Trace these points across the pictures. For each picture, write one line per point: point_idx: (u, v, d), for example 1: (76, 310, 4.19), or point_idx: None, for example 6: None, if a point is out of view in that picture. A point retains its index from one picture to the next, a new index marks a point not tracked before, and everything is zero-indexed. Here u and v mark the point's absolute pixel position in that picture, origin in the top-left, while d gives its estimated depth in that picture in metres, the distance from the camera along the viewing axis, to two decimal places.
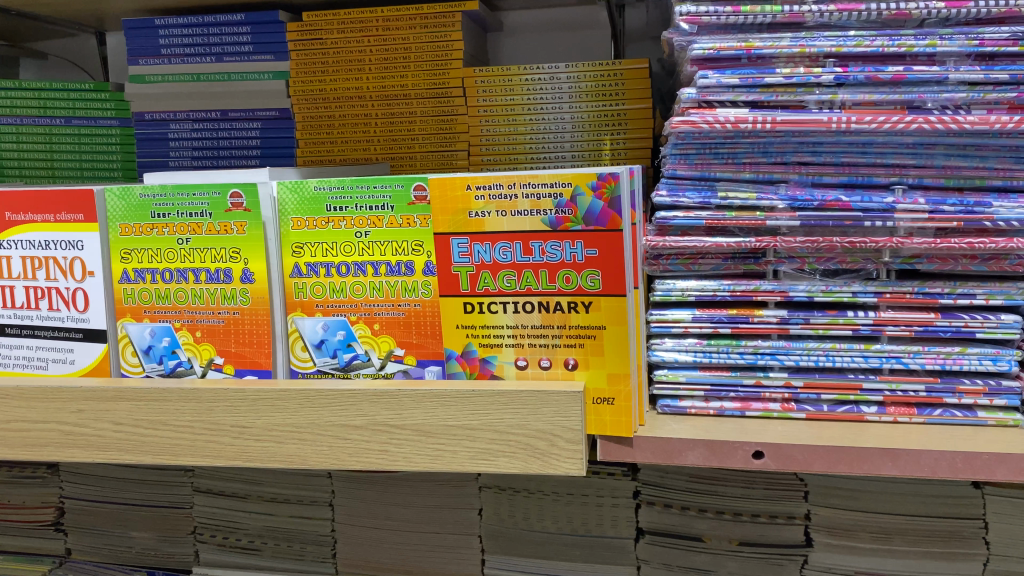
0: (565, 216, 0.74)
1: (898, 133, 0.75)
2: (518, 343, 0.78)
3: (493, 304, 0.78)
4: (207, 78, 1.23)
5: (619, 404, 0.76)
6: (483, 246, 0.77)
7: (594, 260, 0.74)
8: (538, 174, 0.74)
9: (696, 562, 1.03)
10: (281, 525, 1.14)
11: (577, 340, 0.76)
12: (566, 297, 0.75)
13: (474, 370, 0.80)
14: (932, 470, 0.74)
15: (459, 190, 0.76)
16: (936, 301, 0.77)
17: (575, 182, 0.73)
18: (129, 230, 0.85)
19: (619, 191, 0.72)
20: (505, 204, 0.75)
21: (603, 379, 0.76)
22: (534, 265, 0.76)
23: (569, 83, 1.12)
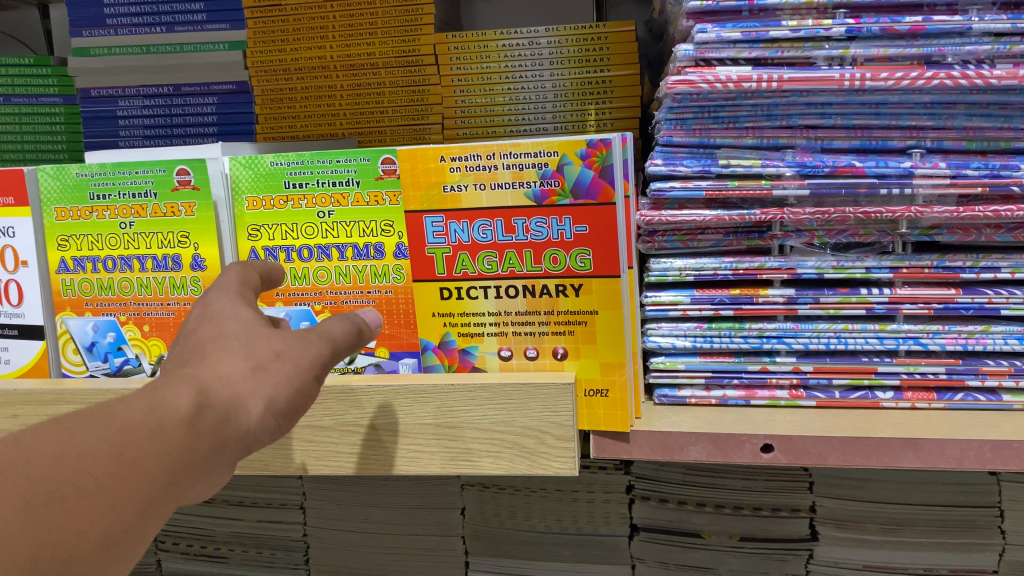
0: (552, 189, 0.66)
1: (916, 91, 0.67)
2: (501, 331, 0.71)
3: (472, 289, 0.70)
4: (157, 50, 1.14)
5: (614, 397, 0.69)
6: (459, 225, 0.69)
7: (584, 238, 0.66)
8: (521, 142, 0.66)
9: (695, 559, 0.97)
10: (248, 530, 1.07)
11: (565, 328, 0.69)
12: (553, 280, 0.68)
13: (453, 363, 0.72)
14: (958, 462, 0.66)
15: (433, 162, 0.68)
16: (957, 276, 0.70)
17: (563, 150, 0.65)
18: (65, 214, 0.76)
19: (611, 160, 0.64)
20: (484, 176, 0.67)
21: (596, 370, 0.69)
22: (518, 245, 0.68)
23: (549, 49, 1.03)
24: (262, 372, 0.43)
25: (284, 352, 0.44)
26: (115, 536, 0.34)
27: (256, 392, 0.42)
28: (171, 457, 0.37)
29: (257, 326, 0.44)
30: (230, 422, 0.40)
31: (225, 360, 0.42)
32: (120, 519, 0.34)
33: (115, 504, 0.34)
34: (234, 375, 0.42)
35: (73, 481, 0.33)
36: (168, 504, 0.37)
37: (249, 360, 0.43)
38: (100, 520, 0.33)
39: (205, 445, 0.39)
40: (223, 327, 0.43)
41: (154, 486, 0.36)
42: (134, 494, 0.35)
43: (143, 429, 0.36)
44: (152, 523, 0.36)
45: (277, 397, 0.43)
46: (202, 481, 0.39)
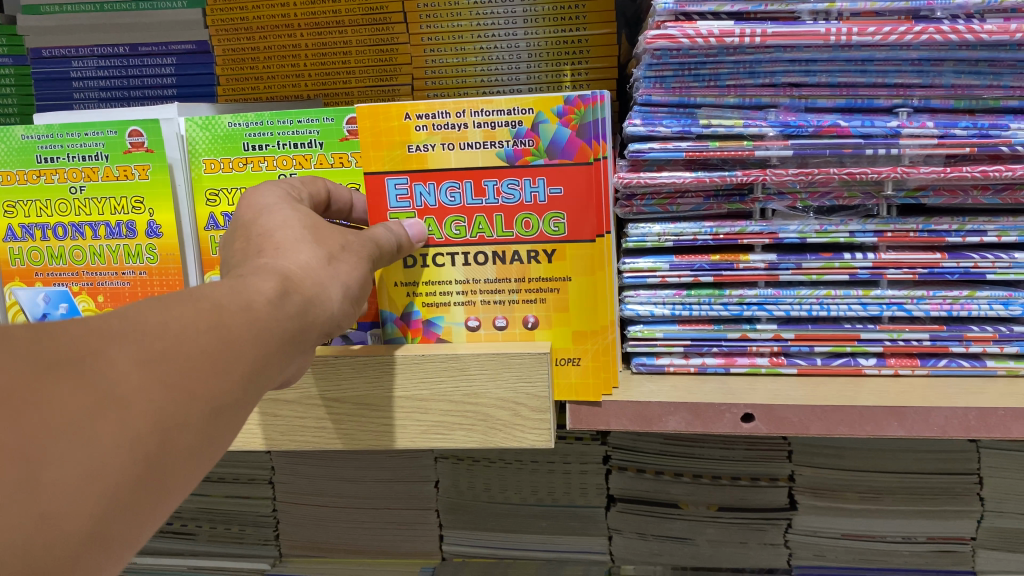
0: (527, 148, 0.63)
1: (903, 47, 0.65)
2: (469, 301, 0.67)
3: (439, 256, 0.66)
4: (112, 7, 1.09)
5: (585, 365, 0.67)
6: (425, 188, 0.65)
7: (558, 201, 0.64)
8: (493, 99, 0.62)
9: (673, 529, 0.95)
10: (217, 506, 1.04)
11: (537, 295, 0.66)
12: (525, 246, 0.65)
13: (418, 334, 0.69)
14: (941, 430, 0.65)
15: (396, 120, 0.64)
16: (943, 240, 0.68)
17: (538, 108, 0.62)
18: (10, 178, 0.72)
19: (588, 117, 0.62)
20: (452, 135, 0.63)
21: (567, 339, 0.67)
22: (488, 209, 0.65)
23: (523, 6, 0.99)
24: (335, 260, 0.49)
25: (349, 245, 0.51)
26: (221, 402, 0.37)
27: (331, 279, 0.48)
28: (262, 329, 0.41)
29: (322, 224, 0.51)
30: (313, 301, 0.45)
31: (305, 248, 0.48)
32: (226, 384, 0.37)
33: (219, 370, 0.37)
34: (313, 260, 0.48)
35: (178, 346, 0.36)
36: (262, 375, 0.40)
37: (324, 249, 0.49)
38: (209, 382, 0.36)
39: (292, 323, 0.43)
40: (295, 222, 0.50)
41: (250, 356, 0.39)
42: (235, 362, 0.38)
43: (235, 307, 0.40)
44: (249, 392, 0.39)
45: (349, 282, 0.49)
46: (287, 358, 0.43)
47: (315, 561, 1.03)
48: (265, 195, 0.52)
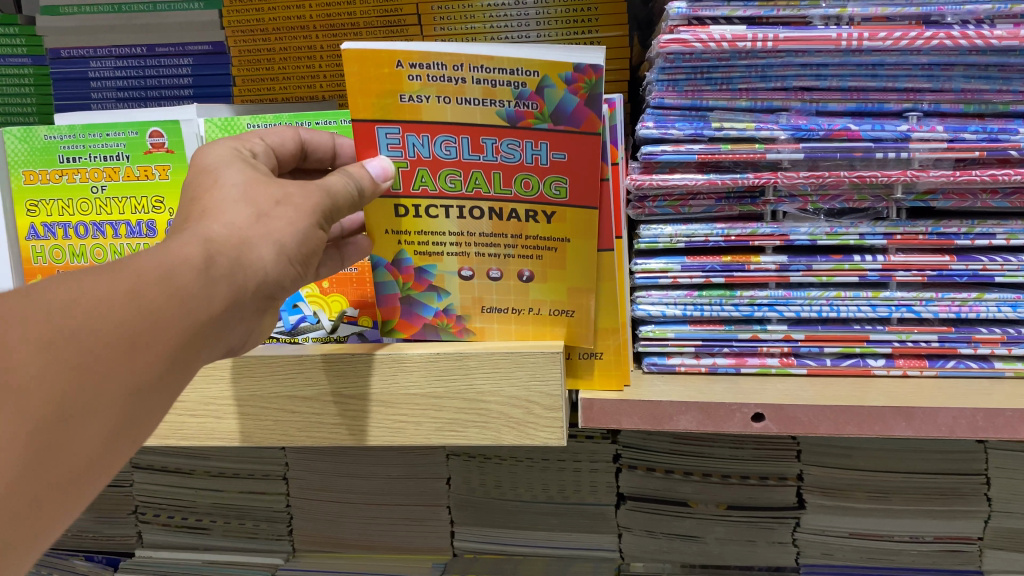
0: (530, 111, 0.59)
1: (913, 52, 0.65)
2: (463, 252, 0.65)
3: (432, 207, 0.63)
4: (129, 9, 1.10)
5: (581, 316, 0.66)
6: (418, 139, 0.61)
7: (561, 165, 0.61)
8: (493, 55, 0.57)
9: (682, 528, 0.96)
10: (231, 501, 1.05)
11: (535, 252, 0.64)
12: (523, 205, 0.63)
13: (408, 280, 0.67)
14: (949, 430, 0.65)
15: (388, 67, 0.59)
16: (952, 243, 0.69)
17: (546, 72, 0.57)
18: (33, 177, 0.74)
19: (598, 87, 0.58)
20: (448, 89, 0.59)
21: (563, 293, 0.66)
22: (486, 165, 0.62)
23: (536, 9, 1.00)
24: (265, 219, 0.48)
25: (285, 199, 0.49)
26: (131, 377, 0.40)
27: (263, 236, 0.47)
28: (184, 301, 0.43)
29: (263, 180, 0.50)
30: (241, 264, 0.46)
31: (236, 208, 0.48)
32: (137, 360, 0.41)
33: (130, 349, 0.40)
34: (244, 220, 0.47)
35: (82, 325, 0.39)
36: (186, 345, 0.43)
37: (254, 208, 0.48)
38: (118, 362, 0.40)
39: (220, 290, 0.45)
40: (232, 181, 0.49)
41: (169, 328, 0.42)
42: (148, 336, 0.41)
43: (154, 280, 0.42)
44: (169, 363, 0.42)
45: (283, 239, 0.48)
46: (222, 323, 0.46)
47: (328, 556, 1.05)
48: (210, 151, 0.53)
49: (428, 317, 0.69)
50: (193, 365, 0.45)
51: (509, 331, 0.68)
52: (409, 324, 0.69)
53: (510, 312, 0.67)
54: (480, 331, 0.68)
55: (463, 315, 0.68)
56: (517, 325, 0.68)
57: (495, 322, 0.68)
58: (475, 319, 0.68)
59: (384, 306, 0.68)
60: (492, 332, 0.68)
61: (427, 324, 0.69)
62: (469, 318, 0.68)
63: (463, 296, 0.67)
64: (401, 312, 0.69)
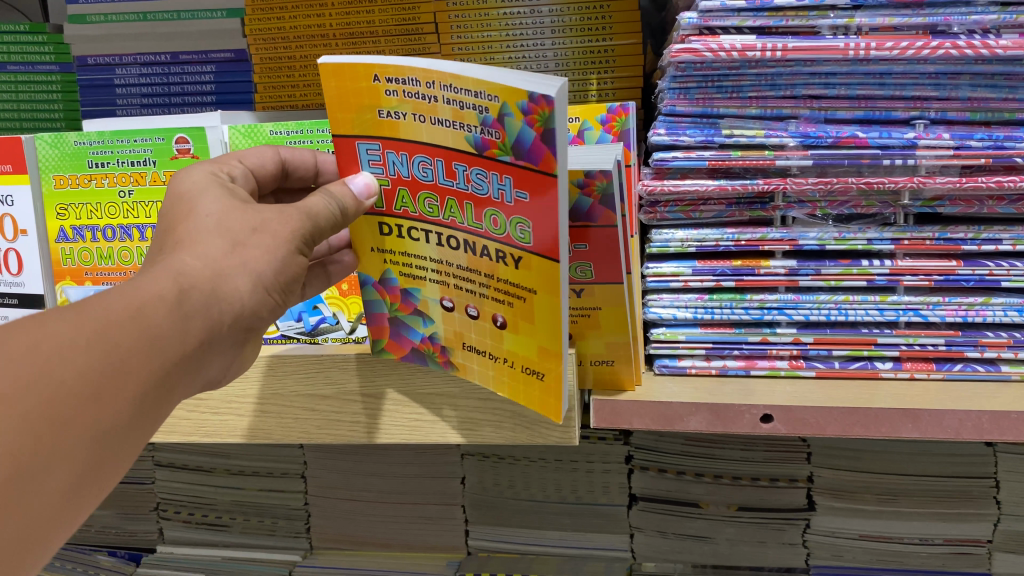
0: (493, 140, 0.49)
1: (920, 61, 0.67)
2: (442, 281, 0.59)
3: (414, 229, 0.58)
4: (154, 17, 1.13)
5: (548, 382, 0.58)
6: (398, 157, 0.55)
7: (523, 206, 0.51)
8: (463, 74, 0.47)
9: (693, 528, 0.97)
10: (251, 499, 1.08)
11: (505, 298, 0.56)
12: (493, 243, 0.54)
13: (395, 301, 0.63)
14: (955, 432, 0.66)
15: (365, 81, 0.52)
16: (958, 248, 0.70)
17: (503, 100, 0.46)
18: (63, 182, 0.76)
19: (555, 122, 0.46)
20: (422, 106, 0.51)
21: (533, 351, 0.57)
22: (459, 194, 0.54)
23: (551, 17, 1.02)
24: (241, 248, 0.48)
25: (261, 227, 0.49)
26: (100, 421, 0.41)
27: (238, 267, 0.47)
28: (152, 342, 0.43)
29: (237, 207, 0.50)
30: (215, 297, 0.46)
31: (209, 238, 0.48)
32: (104, 402, 0.41)
33: (97, 393, 0.41)
34: (217, 251, 0.47)
35: (47, 372, 0.39)
36: (158, 385, 0.44)
37: (229, 237, 0.48)
38: (84, 407, 0.40)
39: (191, 326, 0.45)
40: (207, 209, 0.50)
41: (138, 370, 0.42)
42: (117, 379, 0.41)
43: (121, 322, 0.42)
44: (140, 404, 0.43)
45: (259, 268, 0.48)
46: (195, 359, 0.46)
47: (345, 553, 1.07)
48: (188, 177, 0.53)
49: (415, 341, 0.65)
50: (166, 405, 0.45)
51: (488, 374, 0.62)
52: (398, 345, 0.66)
53: (487, 356, 0.61)
54: (462, 365, 0.64)
55: (447, 346, 0.63)
56: (495, 371, 0.61)
57: (475, 361, 0.62)
58: (456, 353, 0.63)
59: (375, 324, 0.66)
60: (472, 370, 0.63)
61: (415, 348, 0.65)
62: (451, 351, 0.63)
63: (447, 328, 0.62)
64: (391, 331, 0.66)
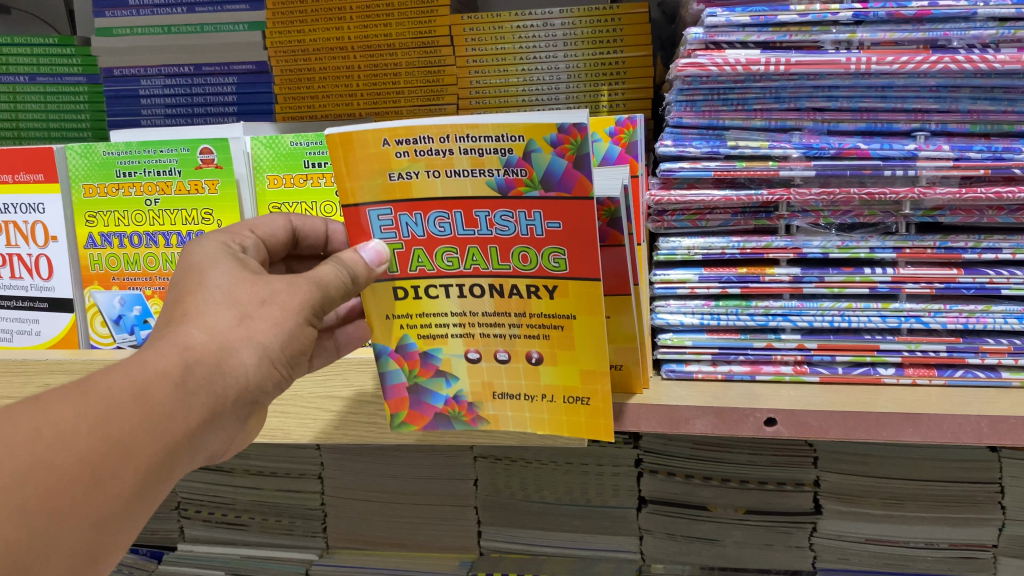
0: (519, 178, 0.54)
1: (921, 75, 0.69)
2: (467, 333, 0.62)
3: (432, 287, 0.61)
4: (178, 30, 1.17)
5: (594, 404, 0.62)
6: (411, 218, 0.58)
7: (557, 235, 0.56)
8: (478, 122, 0.53)
9: (701, 531, 0.99)
10: (269, 499, 1.10)
11: (540, 332, 0.61)
12: (524, 280, 0.59)
13: (414, 367, 0.64)
14: (954, 436, 0.68)
15: (374, 147, 0.56)
16: (959, 256, 0.72)
17: (529, 136, 0.52)
18: (93, 191, 0.79)
19: (586, 148, 0.52)
20: (437, 162, 0.55)
21: (574, 376, 0.61)
22: (481, 241, 0.58)
23: (564, 30, 1.06)
24: (248, 321, 0.51)
25: (269, 298, 0.52)
26: (103, 503, 0.43)
27: (244, 340, 0.50)
28: (156, 422, 0.45)
29: (247, 277, 0.53)
30: (219, 370, 0.49)
31: (218, 310, 0.50)
32: (108, 485, 0.43)
33: (102, 475, 0.43)
34: (225, 324, 0.50)
35: (47, 458, 0.41)
36: (159, 462, 0.46)
37: (238, 309, 0.51)
38: (88, 491, 0.42)
39: (195, 402, 0.47)
40: (217, 278, 0.52)
41: (143, 451, 0.45)
42: (118, 460, 0.43)
43: (127, 402, 0.44)
44: (143, 481, 0.45)
45: (264, 341, 0.51)
46: (200, 432, 0.48)
47: (360, 553, 1.09)
48: (199, 245, 0.55)
49: (438, 406, 0.66)
50: (169, 477, 0.48)
51: (524, 418, 0.64)
52: (419, 415, 0.66)
53: (522, 399, 0.63)
54: (493, 418, 0.65)
55: (475, 402, 0.65)
56: (531, 413, 0.64)
57: (508, 409, 0.64)
58: (487, 406, 0.65)
59: (392, 397, 0.66)
60: (505, 420, 0.65)
61: (437, 413, 0.66)
62: (480, 405, 0.65)
63: (472, 381, 0.64)
64: (411, 401, 0.66)
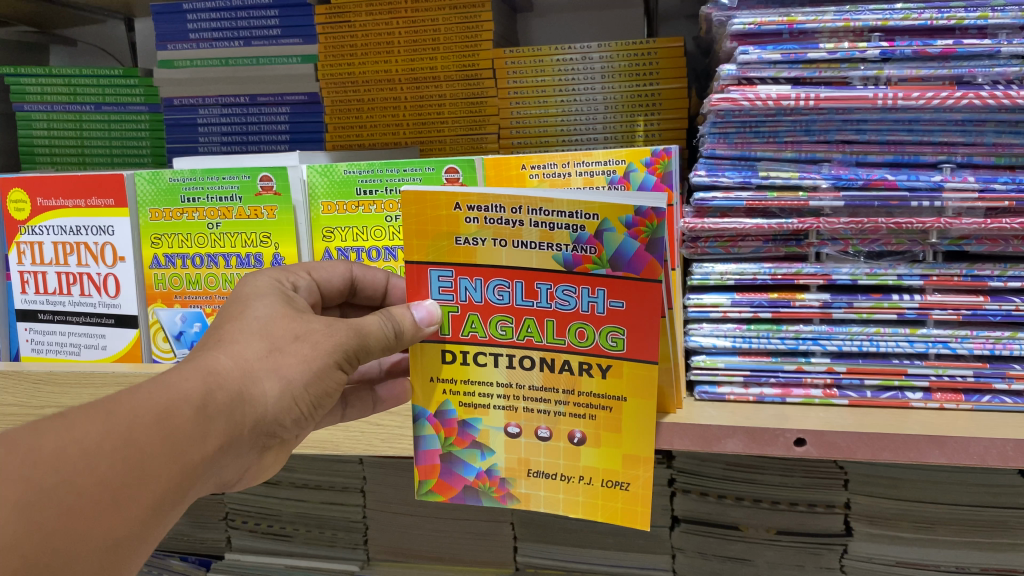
0: (587, 255, 0.57)
1: (946, 110, 0.72)
2: (510, 406, 0.63)
3: (480, 355, 0.62)
4: (235, 62, 1.25)
5: (635, 491, 0.62)
6: (471, 282, 0.60)
7: (617, 315, 0.59)
8: (553, 198, 0.56)
9: (733, 550, 1.01)
10: (312, 511, 1.15)
11: (587, 411, 0.62)
12: (576, 356, 0.61)
13: (451, 435, 0.65)
14: (981, 459, 0.68)
15: (445, 210, 0.58)
16: (985, 284, 0.75)
17: (603, 215, 0.55)
18: (159, 215, 0.85)
19: (660, 233, 0.55)
20: (505, 232, 0.58)
21: (616, 461, 0.62)
22: (539, 312, 0.60)
23: (601, 63, 1.13)
24: (277, 354, 0.57)
25: (301, 336, 0.58)
26: (122, 519, 0.47)
27: (269, 371, 0.56)
28: (177, 444, 0.49)
29: (281, 314, 0.59)
30: (242, 399, 0.54)
31: (250, 343, 0.56)
32: (129, 502, 0.47)
33: (124, 489, 0.47)
34: (252, 357, 0.56)
35: (69, 475, 0.45)
36: (175, 485, 0.50)
37: (268, 344, 0.57)
38: (109, 505, 0.47)
39: (214, 427, 0.52)
40: (253, 314, 0.58)
41: (164, 470, 0.49)
42: (138, 482, 0.48)
43: (153, 422, 0.49)
44: (160, 501, 0.49)
45: (287, 374, 0.56)
46: (216, 457, 0.53)
47: (398, 565, 1.13)
48: (253, 283, 0.62)
49: (468, 478, 0.66)
50: (185, 499, 0.52)
51: (557, 501, 0.64)
52: (448, 485, 0.66)
53: (558, 479, 0.64)
54: (524, 497, 0.65)
55: (507, 478, 0.65)
56: (566, 495, 0.64)
57: (541, 489, 0.65)
58: (519, 484, 0.65)
59: (422, 464, 0.66)
60: (537, 499, 0.65)
61: (467, 486, 0.66)
62: (512, 482, 0.65)
63: (509, 456, 0.65)
64: (440, 470, 0.66)
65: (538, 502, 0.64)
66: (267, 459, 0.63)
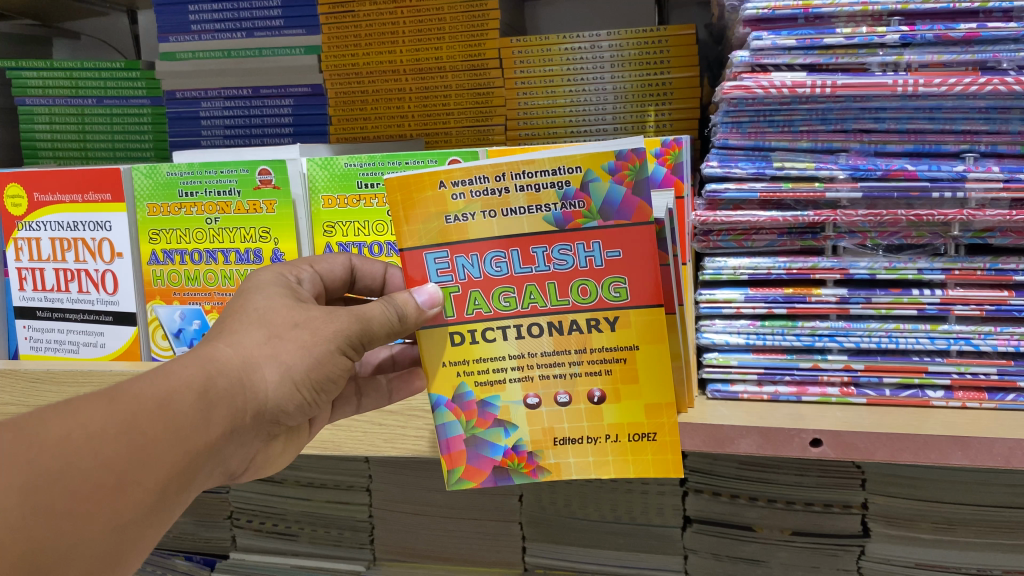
0: (577, 211, 0.56)
1: (969, 96, 0.69)
2: (526, 377, 0.60)
3: (489, 330, 0.60)
4: (238, 54, 1.22)
5: (662, 440, 0.60)
6: (468, 259, 0.58)
7: (618, 264, 0.57)
8: (534, 158, 0.55)
9: (748, 551, 0.98)
10: (318, 510, 1.14)
11: (601, 367, 0.60)
12: (584, 314, 0.59)
13: (471, 418, 0.62)
14: (1006, 460, 0.65)
15: (430, 189, 0.57)
16: (1010, 278, 0.71)
17: (588, 165, 0.55)
18: (157, 210, 0.83)
19: (644, 173, 0.54)
20: (493, 202, 0.57)
21: (640, 413, 0.60)
22: (539, 277, 0.58)
23: (610, 52, 1.10)
24: (276, 341, 0.55)
25: (300, 322, 0.56)
26: (126, 507, 0.46)
27: (268, 358, 0.54)
28: (179, 431, 0.48)
29: (282, 301, 0.57)
30: (241, 384, 0.52)
31: (250, 331, 0.54)
32: (134, 488, 0.46)
33: (128, 475, 0.45)
34: (252, 345, 0.54)
35: (73, 459, 0.43)
36: (179, 473, 0.49)
37: (268, 330, 0.55)
38: (112, 492, 0.45)
39: (216, 414, 0.50)
40: (254, 302, 0.56)
41: (167, 458, 0.47)
42: (141, 466, 0.46)
43: (155, 409, 0.47)
44: (163, 489, 0.48)
45: (287, 361, 0.54)
46: (218, 444, 0.51)
47: (404, 565, 1.11)
48: (256, 276, 0.60)
49: (496, 459, 0.62)
50: (189, 488, 0.50)
51: (589, 465, 0.62)
52: (478, 470, 0.62)
53: (585, 443, 0.61)
54: (555, 467, 0.62)
55: (536, 451, 0.62)
56: (595, 457, 0.61)
57: (570, 455, 0.62)
58: (548, 455, 0.62)
59: (448, 452, 0.62)
60: (568, 468, 0.62)
61: (496, 467, 0.62)
62: (541, 454, 0.62)
63: (533, 428, 0.61)
64: (468, 455, 0.62)
65: (570, 470, 0.61)
66: (271, 450, 0.61)
